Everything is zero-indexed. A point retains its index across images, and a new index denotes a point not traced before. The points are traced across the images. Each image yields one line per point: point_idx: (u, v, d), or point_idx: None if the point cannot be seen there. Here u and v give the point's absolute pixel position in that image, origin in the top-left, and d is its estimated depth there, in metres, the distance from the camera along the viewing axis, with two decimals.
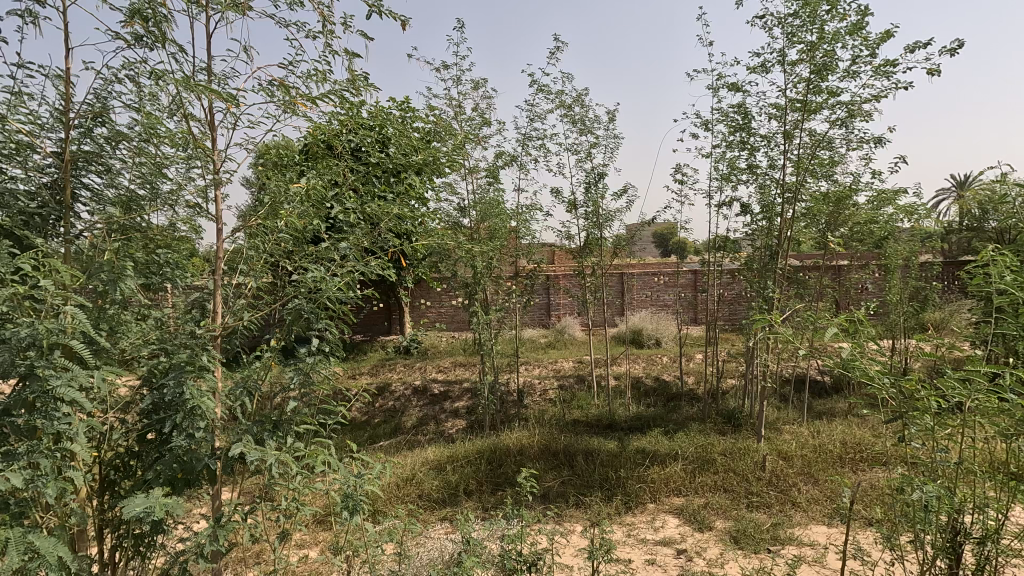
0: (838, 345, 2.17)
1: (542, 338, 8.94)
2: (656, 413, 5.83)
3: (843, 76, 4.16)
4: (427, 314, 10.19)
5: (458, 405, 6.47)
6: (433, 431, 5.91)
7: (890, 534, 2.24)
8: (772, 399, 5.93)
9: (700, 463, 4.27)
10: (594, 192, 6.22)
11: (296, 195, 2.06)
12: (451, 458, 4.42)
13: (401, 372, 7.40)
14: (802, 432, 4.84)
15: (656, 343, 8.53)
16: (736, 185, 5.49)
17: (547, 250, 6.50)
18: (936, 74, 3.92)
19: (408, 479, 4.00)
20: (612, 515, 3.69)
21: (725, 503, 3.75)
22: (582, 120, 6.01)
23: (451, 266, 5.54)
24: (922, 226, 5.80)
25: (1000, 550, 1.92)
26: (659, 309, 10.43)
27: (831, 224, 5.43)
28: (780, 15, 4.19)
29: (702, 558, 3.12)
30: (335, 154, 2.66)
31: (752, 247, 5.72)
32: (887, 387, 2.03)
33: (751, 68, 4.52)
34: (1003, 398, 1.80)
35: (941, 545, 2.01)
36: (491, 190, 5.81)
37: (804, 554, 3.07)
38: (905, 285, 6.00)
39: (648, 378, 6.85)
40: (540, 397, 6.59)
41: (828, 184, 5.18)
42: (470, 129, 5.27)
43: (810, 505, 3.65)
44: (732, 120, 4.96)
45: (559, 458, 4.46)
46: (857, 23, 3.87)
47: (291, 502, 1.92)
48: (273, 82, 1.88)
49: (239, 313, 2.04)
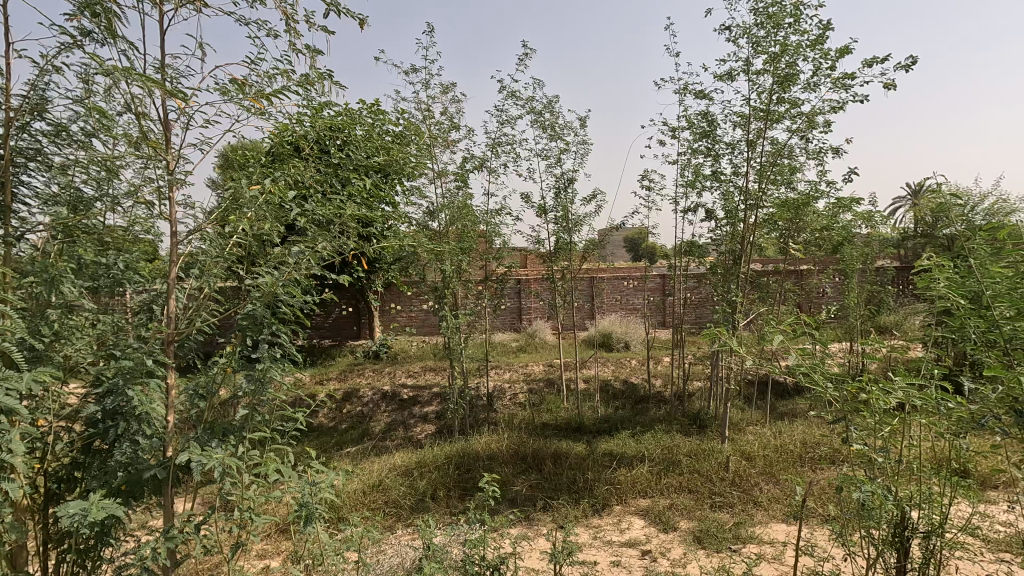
0: (790, 349, 2.25)
1: (513, 342, 8.99)
2: (624, 415, 5.92)
3: (804, 87, 4.31)
4: (397, 318, 10.10)
5: (427, 410, 6.43)
6: (401, 437, 5.87)
7: (841, 531, 2.32)
8: (737, 400, 6.07)
9: (666, 464, 4.35)
10: (564, 196, 6.29)
11: (255, 196, 2.01)
12: (420, 463, 4.40)
13: (369, 377, 7.31)
14: (764, 432, 4.97)
15: (625, 346, 8.66)
16: (701, 191, 5.64)
17: (518, 254, 6.53)
18: (890, 89, 4.12)
19: (375, 486, 3.96)
20: (579, 517, 3.73)
21: (689, 503, 3.82)
22: (551, 127, 6.10)
23: (420, 269, 5.54)
24: (878, 233, 6.02)
25: (944, 543, 2.02)
26: (628, 313, 10.58)
27: (792, 230, 5.60)
28: (745, 26, 4.31)
29: (666, 558, 3.17)
30: (300, 155, 2.63)
31: (717, 252, 5.86)
32: (831, 390, 2.13)
33: (716, 77, 4.65)
34: (936, 399, 1.89)
35: (890, 540, 2.09)
36: (461, 194, 5.80)
37: (764, 552, 3.14)
38: (862, 290, 6.21)
39: (616, 381, 6.95)
40: (510, 401, 6.63)
41: (789, 191, 5.34)
42: (439, 133, 5.26)
43: (771, 504, 3.75)
44: (697, 128, 5.09)
45: (528, 462, 4.49)
46: (817, 37, 4.02)
47: (246, 512, 1.86)
48: (230, 81, 1.83)
49: (193, 317, 1.98)
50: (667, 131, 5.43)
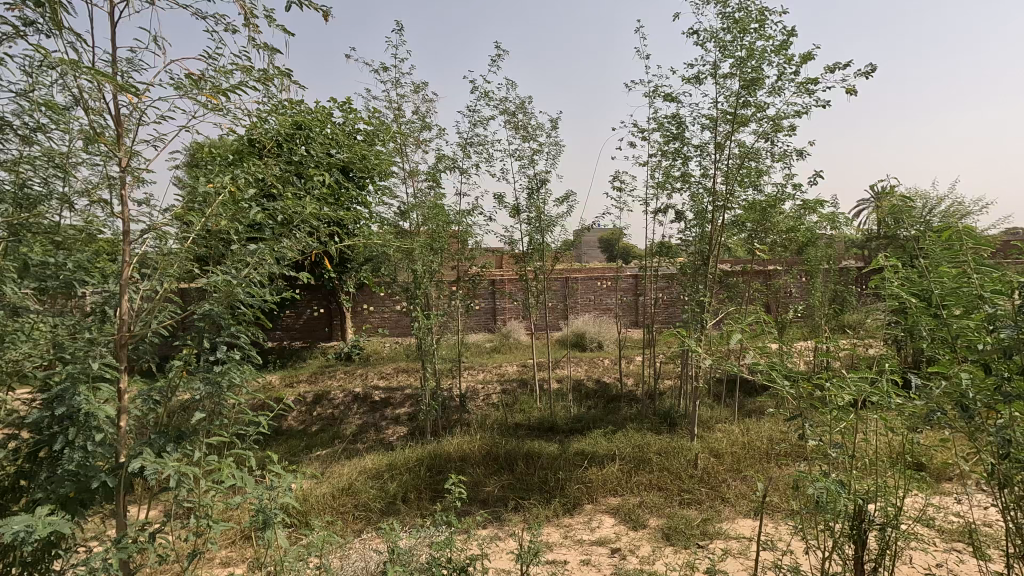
0: (751, 348, 2.30)
1: (487, 342, 8.98)
2: (596, 414, 5.96)
3: (769, 91, 4.41)
4: (370, 319, 9.99)
5: (399, 412, 6.37)
6: (373, 439, 5.80)
7: (801, 525, 2.37)
8: (706, 398, 6.17)
9: (636, 462, 4.39)
10: (536, 197, 6.30)
11: (213, 194, 1.96)
12: (390, 466, 4.35)
13: (340, 379, 7.20)
14: (732, 429, 5.06)
15: (598, 346, 8.74)
16: (671, 193, 5.72)
17: (490, 254, 6.52)
18: (850, 95, 4.24)
19: (344, 489, 3.91)
20: (550, 517, 3.74)
21: (658, 501, 3.87)
22: (524, 127, 6.11)
23: (391, 270, 5.49)
24: (840, 234, 6.20)
25: (898, 534, 2.08)
26: (601, 313, 10.67)
27: (759, 231, 5.71)
28: (712, 30, 4.38)
29: (635, 555, 3.20)
30: (262, 153, 2.58)
31: (686, 252, 5.94)
32: (790, 388, 2.17)
33: (685, 80, 4.72)
34: (887, 395, 1.94)
35: (848, 532, 2.14)
36: (432, 194, 5.77)
37: (730, 547, 3.20)
38: (826, 289, 6.38)
39: (589, 380, 7.00)
40: (483, 402, 6.62)
41: (756, 193, 5.45)
42: (410, 132, 5.22)
43: (737, 500, 3.82)
44: (667, 130, 5.15)
45: (500, 463, 4.49)
46: (781, 43, 4.11)
47: (203, 519, 1.81)
48: (185, 75, 1.78)
49: (147, 319, 1.91)
50: (637, 132, 5.49)
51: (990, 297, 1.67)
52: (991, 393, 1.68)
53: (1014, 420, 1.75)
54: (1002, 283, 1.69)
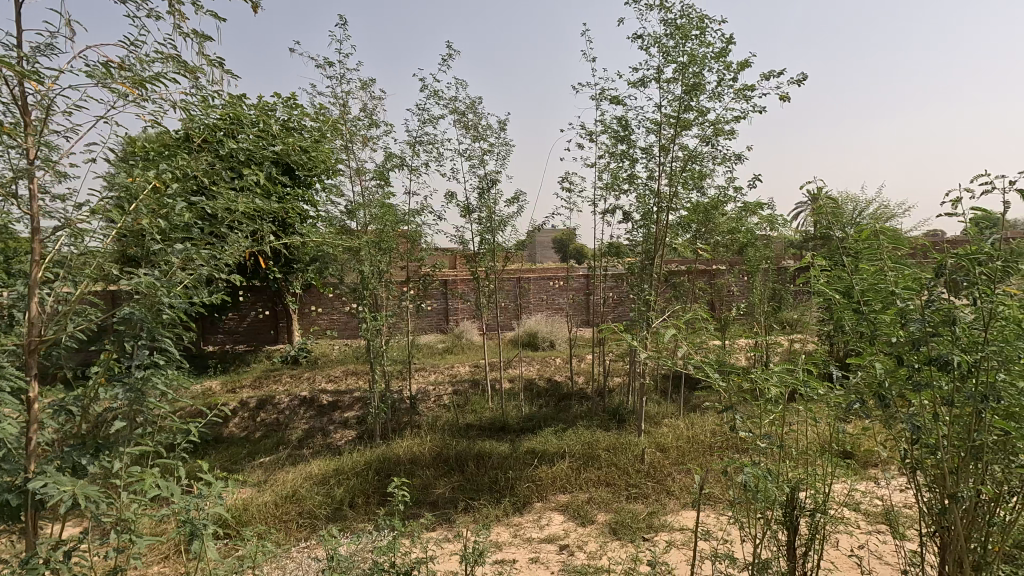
0: (689, 345, 2.37)
1: (439, 343, 8.90)
2: (547, 413, 6.00)
3: (710, 96, 4.56)
4: (318, 321, 9.71)
5: (348, 415, 6.23)
6: (320, 444, 5.63)
7: (736, 514, 2.46)
8: (653, 395, 6.33)
9: (585, 459, 4.45)
10: (487, 197, 6.29)
11: (136, 189, 1.85)
12: (337, 471, 4.24)
13: (286, 383, 6.97)
14: (677, 424, 5.22)
15: (550, 345, 8.82)
16: (618, 194, 5.83)
17: (441, 254, 6.46)
18: (784, 101, 4.44)
19: (288, 497, 3.78)
20: (500, 516, 3.74)
21: (606, 496, 3.93)
22: (474, 127, 6.09)
23: (337, 270, 5.35)
24: (777, 235, 6.49)
25: (825, 518, 2.19)
26: (553, 312, 10.77)
27: (703, 231, 5.90)
28: (655, 35, 4.49)
29: (583, 551, 3.24)
30: (194, 148, 2.46)
31: (634, 253, 6.08)
32: (725, 382, 2.24)
33: (630, 84, 4.81)
34: (811, 387, 2.04)
35: (781, 519, 2.23)
36: (380, 193, 5.66)
37: (674, 539, 3.29)
38: (765, 288, 6.67)
39: (541, 379, 7.05)
40: (434, 403, 6.55)
41: (699, 195, 5.63)
42: (357, 129, 5.10)
43: (681, 492, 3.94)
44: (614, 132, 5.25)
45: (450, 464, 4.45)
46: (720, 50, 4.26)
47: (123, 535, 1.70)
48: (103, 63, 1.67)
49: (61, 323, 1.78)
50: (585, 134, 5.56)
51: (902, 294, 1.78)
52: (903, 383, 1.82)
53: (924, 408, 1.88)
54: (914, 283, 1.80)
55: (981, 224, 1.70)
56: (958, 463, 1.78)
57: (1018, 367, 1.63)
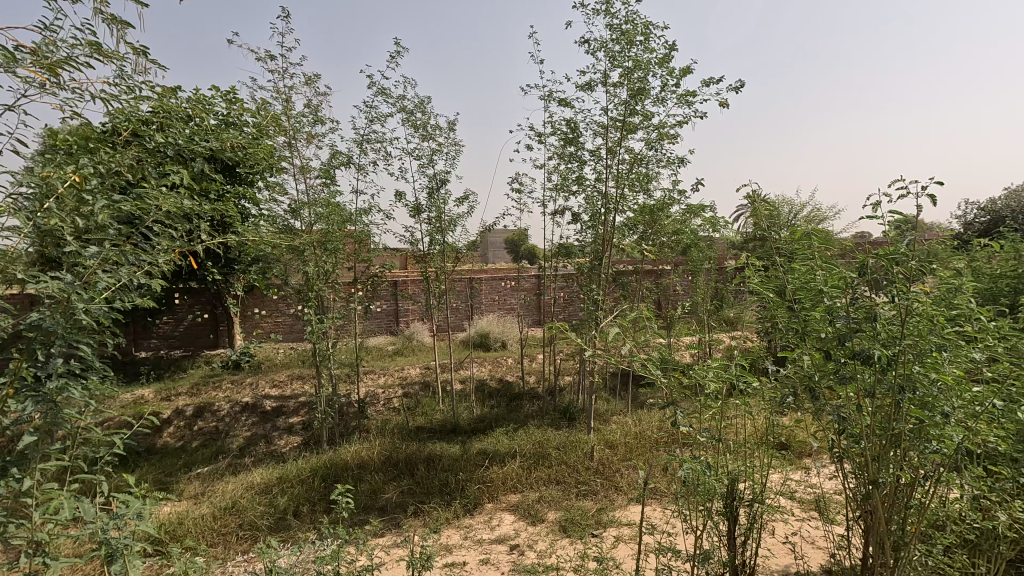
0: (633, 343, 2.41)
1: (389, 345, 8.75)
2: (498, 413, 6.00)
3: (654, 101, 4.68)
4: (261, 324, 9.35)
5: (293, 421, 6.02)
6: (262, 452, 5.42)
7: (679, 507, 2.53)
8: (602, 393, 6.44)
9: (536, 458, 4.48)
10: (437, 197, 6.23)
11: (49, 184, 1.72)
12: (280, 479, 4.09)
13: (227, 389, 6.67)
14: (625, 421, 5.33)
15: (501, 345, 8.83)
16: (567, 196, 5.90)
17: (389, 255, 6.36)
18: (723, 108, 4.61)
19: (226, 509, 3.61)
20: (451, 519, 3.71)
21: (556, 495, 3.97)
22: (423, 126, 6.02)
23: (281, 270, 5.16)
24: (719, 236, 6.74)
25: (761, 508, 2.29)
26: (505, 313, 10.80)
27: (649, 232, 6.06)
28: (602, 40, 4.57)
29: (533, 550, 3.26)
30: (118, 141, 2.31)
31: (583, 254, 6.18)
32: (667, 379, 2.30)
33: (578, 87, 4.88)
34: (747, 381, 2.12)
35: (720, 510, 2.31)
36: (326, 192, 5.51)
37: (622, 534, 3.35)
38: (707, 288, 6.91)
39: (492, 380, 7.05)
40: (383, 406, 6.43)
41: (645, 197, 5.77)
42: (301, 125, 4.94)
43: (628, 488, 4.02)
44: (562, 134, 5.31)
45: (399, 468, 4.38)
46: (663, 56, 4.38)
47: (35, 559, 1.57)
48: (10, 46, 1.55)
49: None
50: (534, 136, 5.60)
51: (829, 291, 1.85)
52: (830, 376, 1.92)
53: (849, 400, 1.99)
54: (840, 281, 1.87)
55: (899, 227, 1.81)
56: (880, 451, 1.90)
57: (930, 361, 1.75)
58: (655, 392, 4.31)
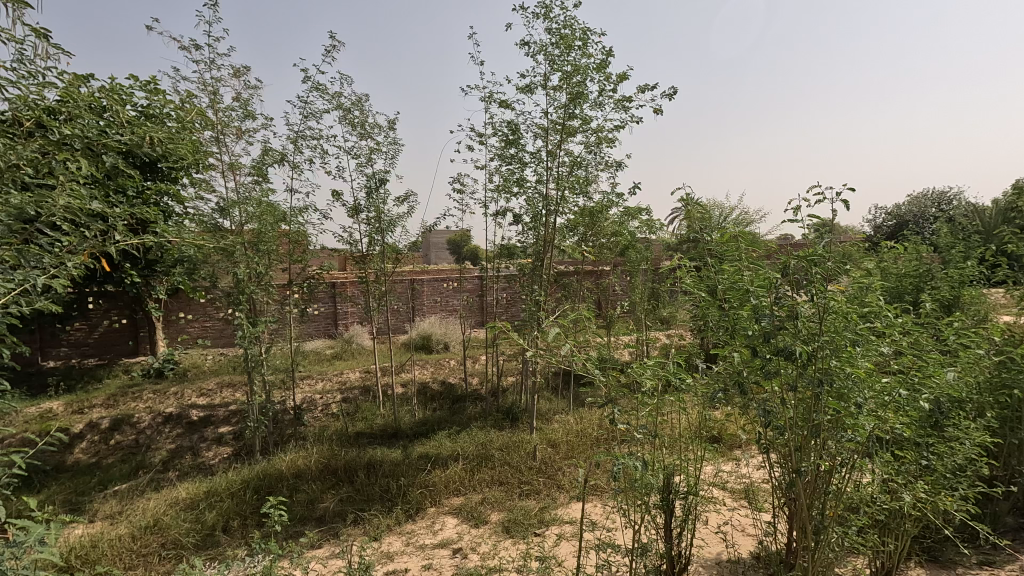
0: (573, 343, 2.45)
1: (327, 349, 8.48)
2: (441, 416, 5.94)
3: (592, 105, 4.77)
4: (188, 329, 8.82)
5: (222, 431, 5.71)
6: (189, 466, 5.10)
7: (619, 504, 2.59)
8: (545, 392, 6.51)
9: (479, 460, 4.46)
10: (376, 197, 6.09)
11: None
12: (208, 493, 3.86)
13: (148, 400, 6.24)
14: (567, 420, 5.41)
15: (444, 347, 8.75)
16: (509, 197, 5.92)
17: (327, 256, 6.15)
18: (658, 114, 4.77)
19: (147, 528, 3.37)
20: (392, 525, 3.63)
21: (500, 495, 3.97)
22: (361, 124, 5.88)
23: (208, 272, 4.88)
24: (655, 238, 6.97)
25: (694, 500, 2.37)
26: (448, 314, 10.71)
27: (589, 233, 6.17)
28: (541, 43, 4.61)
29: (476, 553, 3.24)
30: (16, 131, 2.11)
31: (525, 255, 6.22)
32: (606, 378, 2.35)
33: (518, 89, 4.90)
34: (681, 378, 2.18)
35: (657, 504, 2.38)
36: (257, 190, 5.26)
37: (564, 532, 3.40)
38: (644, 288, 7.13)
39: (435, 383, 6.96)
40: (321, 413, 6.21)
41: (585, 199, 5.88)
42: (230, 120, 4.70)
43: (570, 485, 4.08)
44: (503, 136, 5.32)
45: (338, 476, 4.24)
46: (601, 61, 4.48)
47: None
48: None
49: None
50: (476, 137, 5.59)
51: (756, 291, 1.94)
52: (756, 372, 2.01)
53: (775, 394, 2.09)
54: (764, 280, 1.96)
55: (818, 230, 1.92)
56: (801, 442, 2.02)
57: (846, 355, 1.86)
58: (594, 392, 4.15)
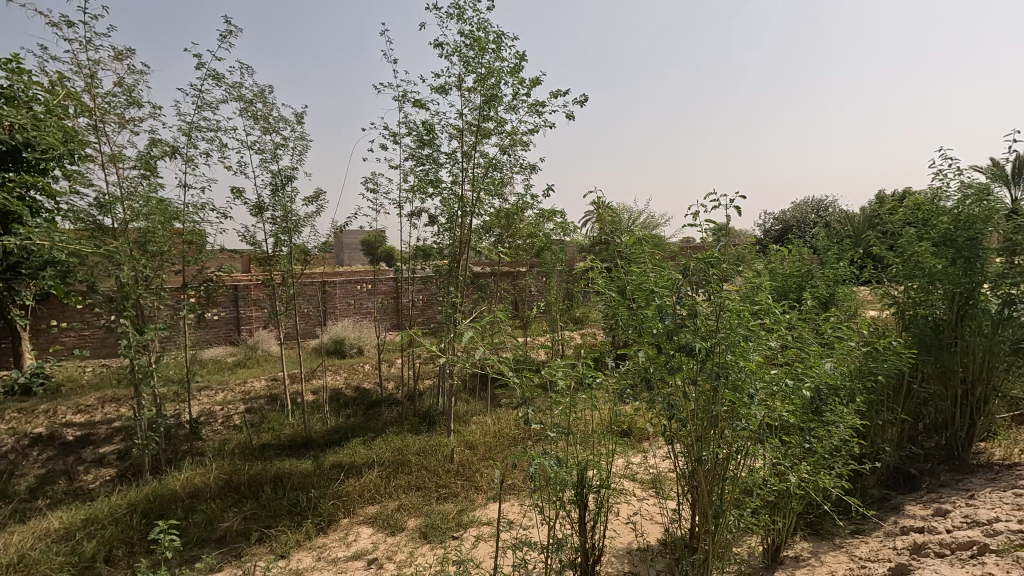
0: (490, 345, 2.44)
1: (228, 357, 7.91)
2: (355, 422, 5.73)
3: (506, 108, 4.81)
4: (61, 339, 7.88)
5: (105, 451, 5.15)
6: (62, 492, 4.55)
7: (535, 501, 2.62)
8: (462, 394, 6.48)
9: (395, 466, 4.35)
10: (282, 195, 5.77)
11: None
12: (87, 521, 3.47)
13: (11, 420, 5.50)
14: (485, 421, 5.41)
15: (357, 352, 8.45)
16: (424, 198, 5.84)
17: (226, 257, 5.74)
18: (569, 119, 4.91)
19: (10, 565, 2.97)
20: (302, 540, 3.45)
21: (416, 501, 3.89)
22: (265, 118, 5.55)
23: (85, 275, 4.39)
24: (568, 240, 7.15)
25: (606, 493, 2.45)
26: (361, 317, 10.36)
27: (505, 234, 6.23)
28: (455, 44, 4.59)
29: (392, 562, 3.15)
30: None
31: (440, 256, 6.16)
32: (522, 378, 2.36)
33: (432, 88, 4.85)
34: (593, 376, 2.25)
35: (572, 499, 2.43)
36: (145, 185, 4.80)
37: (482, 533, 3.40)
38: (559, 288, 7.30)
39: (348, 389, 6.71)
40: (222, 425, 5.79)
41: (500, 201, 5.92)
42: (111, 106, 4.25)
43: (488, 486, 4.08)
44: (417, 135, 5.23)
45: (241, 492, 3.96)
46: (514, 66, 4.54)
47: None
48: None
49: None
50: (389, 135, 5.46)
51: (660, 291, 2.04)
52: (661, 368, 2.12)
53: (678, 388, 2.21)
54: (668, 281, 2.06)
55: (714, 233, 2.06)
56: (702, 432, 2.15)
57: (740, 350, 2.00)
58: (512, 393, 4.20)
